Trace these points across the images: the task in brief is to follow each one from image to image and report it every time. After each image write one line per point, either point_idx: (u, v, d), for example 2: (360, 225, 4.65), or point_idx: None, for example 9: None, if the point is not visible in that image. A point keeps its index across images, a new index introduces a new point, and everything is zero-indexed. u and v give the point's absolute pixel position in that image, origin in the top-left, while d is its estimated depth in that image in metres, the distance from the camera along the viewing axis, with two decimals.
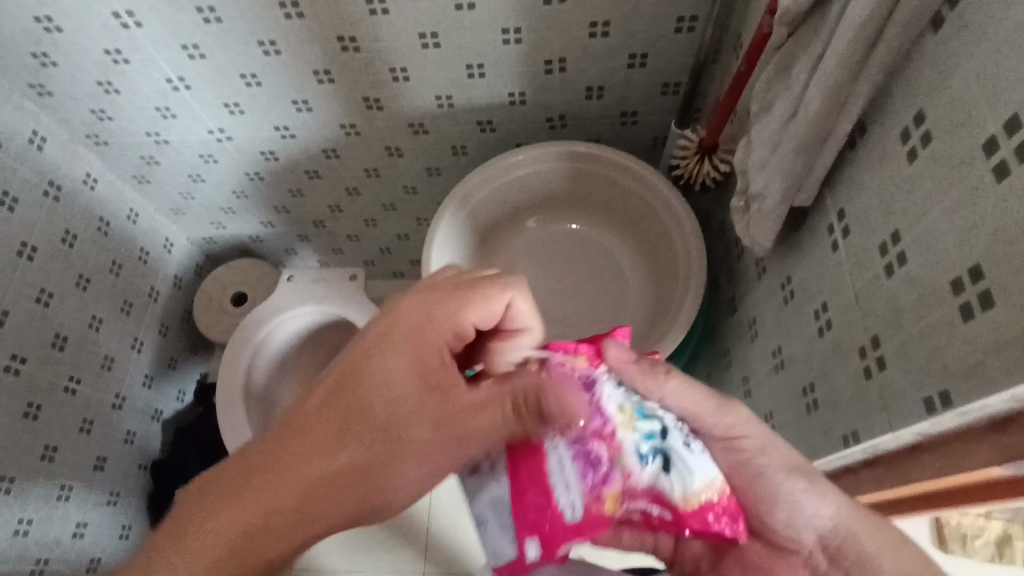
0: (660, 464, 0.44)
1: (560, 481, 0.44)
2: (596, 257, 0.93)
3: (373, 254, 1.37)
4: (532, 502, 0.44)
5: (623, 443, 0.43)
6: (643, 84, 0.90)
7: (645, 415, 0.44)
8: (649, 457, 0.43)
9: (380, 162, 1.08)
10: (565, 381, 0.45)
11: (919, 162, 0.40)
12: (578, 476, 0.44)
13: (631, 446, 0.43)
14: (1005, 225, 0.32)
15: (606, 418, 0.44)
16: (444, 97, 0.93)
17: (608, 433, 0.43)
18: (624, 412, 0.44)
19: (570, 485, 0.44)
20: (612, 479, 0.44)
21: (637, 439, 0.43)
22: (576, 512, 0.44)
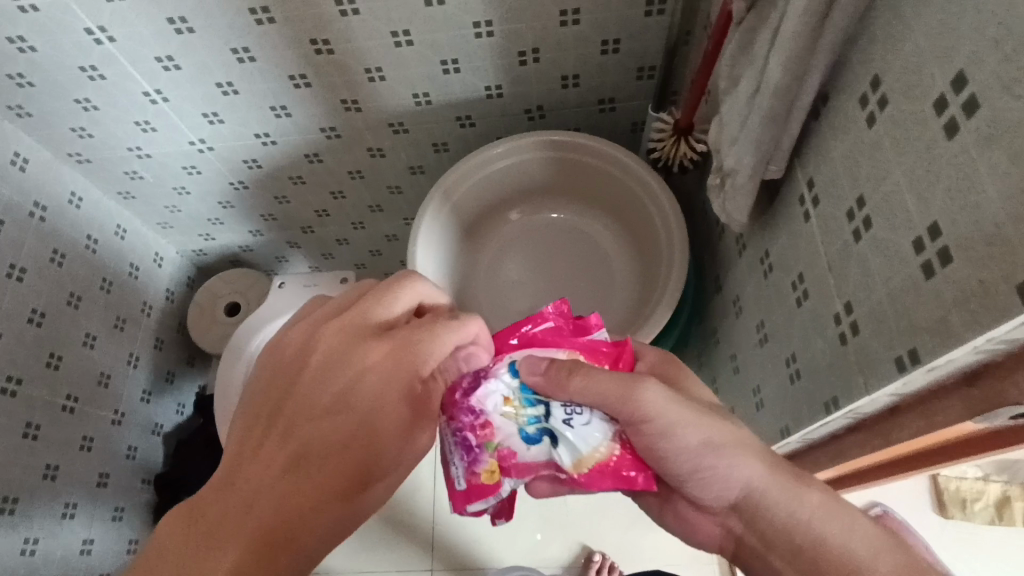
0: (548, 441, 0.49)
1: (451, 461, 0.49)
2: (581, 245, 0.93)
3: (363, 257, 1.38)
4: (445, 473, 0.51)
5: (501, 429, 0.48)
6: (618, 70, 0.91)
7: (530, 401, 0.48)
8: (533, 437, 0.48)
9: (362, 163, 1.08)
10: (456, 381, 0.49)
11: (878, 126, 0.40)
12: (460, 459, 0.48)
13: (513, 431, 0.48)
14: (958, 181, 0.33)
15: (488, 408, 0.48)
16: (421, 94, 0.94)
17: (486, 422, 0.48)
18: (507, 403, 0.48)
19: (461, 469, 0.49)
20: (486, 461, 0.48)
21: (522, 423, 0.48)
22: (461, 483, 0.48)
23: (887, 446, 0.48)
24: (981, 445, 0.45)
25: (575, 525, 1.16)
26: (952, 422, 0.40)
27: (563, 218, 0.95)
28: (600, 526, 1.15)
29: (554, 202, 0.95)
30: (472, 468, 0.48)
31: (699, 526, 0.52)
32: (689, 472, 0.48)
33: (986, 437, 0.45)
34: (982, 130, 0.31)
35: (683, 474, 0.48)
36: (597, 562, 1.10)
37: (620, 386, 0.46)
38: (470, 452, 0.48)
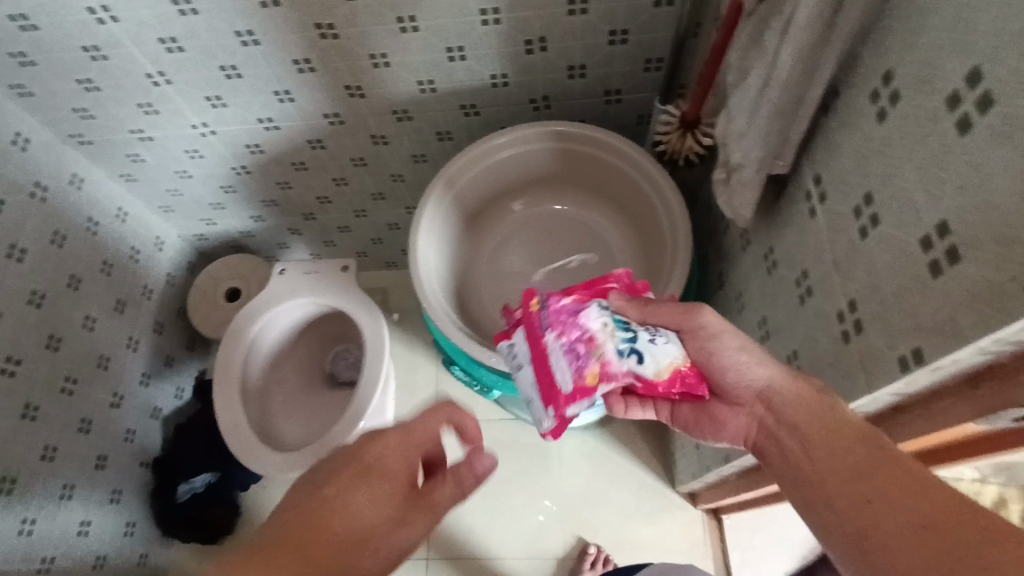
0: (635, 357, 0.52)
1: (557, 367, 0.53)
2: (584, 238, 0.93)
3: (366, 245, 1.38)
4: (542, 392, 0.54)
5: (603, 343, 0.52)
6: (626, 60, 0.90)
7: (621, 325, 0.54)
8: (627, 353, 0.52)
9: (366, 151, 1.08)
10: (560, 309, 0.55)
11: (888, 120, 0.40)
12: (568, 364, 0.52)
13: (611, 345, 0.52)
14: (968, 179, 0.32)
15: (592, 328, 0.53)
16: (425, 82, 0.93)
17: (589, 335, 0.52)
18: (606, 325, 0.53)
19: (559, 367, 0.52)
20: (589, 365, 0.51)
21: (617, 338, 0.52)
22: (567, 386, 0.52)
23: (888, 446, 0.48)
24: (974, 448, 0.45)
25: (573, 516, 1.17)
26: (955, 423, 0.40)
27: (566, 210, 0.94)
28: (595, 518, 1.16)
29: (559, 194, 0.94)
30: (578, 368, 0.51)
31: (727, 421, 0.55)
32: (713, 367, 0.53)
33: (973, 439, 0.45)
34: (995, 126, 0.30)
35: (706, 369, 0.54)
36: (591, 555, 1.10)
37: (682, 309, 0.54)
38: (577, 358, 0.52)
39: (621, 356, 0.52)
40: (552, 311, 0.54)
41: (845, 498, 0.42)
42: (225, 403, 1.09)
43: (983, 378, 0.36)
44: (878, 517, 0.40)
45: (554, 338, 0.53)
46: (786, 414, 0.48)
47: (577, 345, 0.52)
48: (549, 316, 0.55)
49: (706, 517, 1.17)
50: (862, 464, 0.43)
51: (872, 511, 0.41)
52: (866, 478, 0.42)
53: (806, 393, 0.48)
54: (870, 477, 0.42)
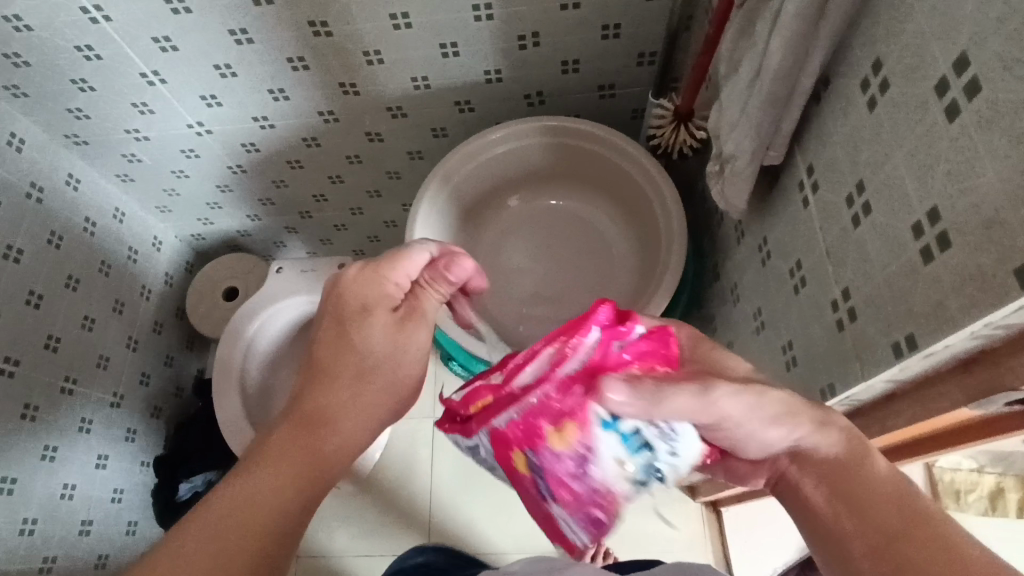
0: (657, 480, 0.43)
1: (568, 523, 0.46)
2: (581, 234, 0.93)
3: (363, 242, 1.38)
4: (549, 522, 0.48)
5: (621, 496, 0.42)
6: (619, 54, 0.90)
7: (637, 457, 0.39)
8: (646, 482, 0.42)
9: (362, 148, 1.08)
10: (556, 469, 0.40)
11: (878, 109, 0.40)
12: (585, 526, 0.45)
13: (628, 489, 0.41)
14: (957, 165, 0.32)
15: (613, 490, 0.41)
16: (419, 78, 0.93)
17: (609, 501, 0.42)
18: (618, 467, 0.39)
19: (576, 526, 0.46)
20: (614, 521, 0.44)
21: (634, 476, 0.40)
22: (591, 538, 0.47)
23: (884, 434, 0.48)
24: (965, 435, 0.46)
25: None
26: (949, 409, 0.40)
27: (562, 205, 0.94)
28: None
29: (555, 189, 0.94)
30: (602, 531, 0.45)
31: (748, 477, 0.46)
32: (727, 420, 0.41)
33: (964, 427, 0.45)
34: (982, 112, 0.30)
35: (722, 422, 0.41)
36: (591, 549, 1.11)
37: (695, 401, 0.38)
38: (598, 524, 0.44)
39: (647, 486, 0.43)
40: (554, 477, 0.41)
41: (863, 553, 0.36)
42: (224, 402, 1.09)
43: (973, 363, 0.36)
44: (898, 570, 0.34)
45: (561, 507, 0.43)
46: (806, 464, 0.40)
47: (595, 512, 0.43)
48: (546, 479, 0.41)
49: (705, 509, 1.17)
50: (887, 523, 0.36)
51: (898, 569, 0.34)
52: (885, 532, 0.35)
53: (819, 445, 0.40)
54: (899, 534, 0.35)
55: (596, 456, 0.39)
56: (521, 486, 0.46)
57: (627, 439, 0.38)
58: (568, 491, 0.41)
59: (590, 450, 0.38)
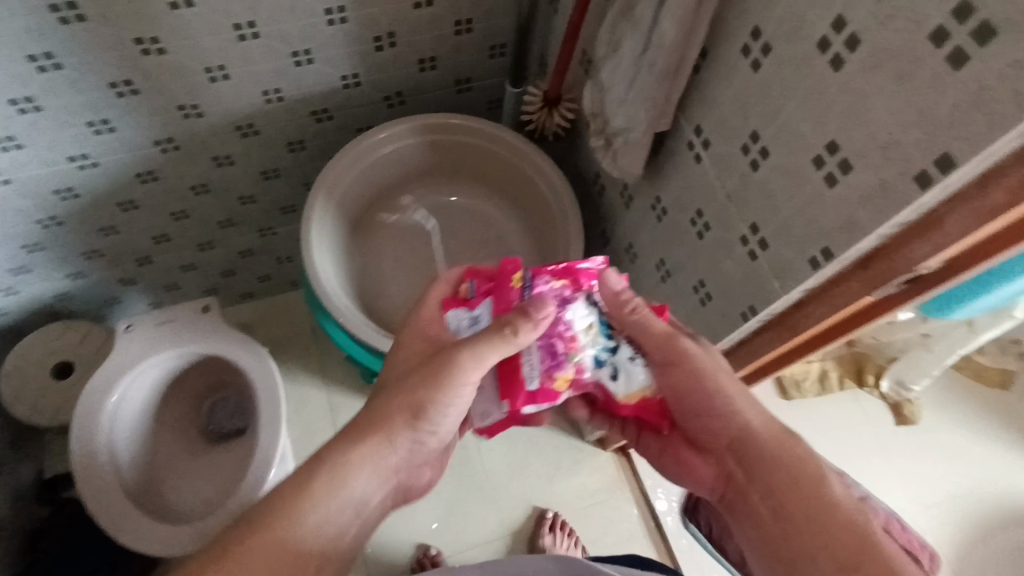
0: (609, 374, 0.53)
1: (528, 355, 0.52)
2: (478, 231, 0.93)
3: (216, 280, 1.26)
4: (508, 371, 0.54)
5: (581, 347, 0.52)
6: (472, 49, 0.93)
7: (603, 334, 0.53)
8: (602, 365, 0.53)
9: (208, 175, 0.97)
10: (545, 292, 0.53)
11: (763, 69, 0.48)
12: (541, 364, 0.52)
13: (589, 354, 0.52)
14: (848, 104, 0.41)
15: (575, 328, 0.52)
16: (271, 91, 0.87)
17: (573, 337, 0.52)
18: (590, 330, 0.53)
19: (533, 361, 0.52)
20: (566, 368, 0.52)
21: (596, 345, 0.53)
22: (533, 383, 0.52)
23: (794, 337, 0.58)
24: (847, 327, 0.56)
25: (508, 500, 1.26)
26: (852, 302, 0.50)
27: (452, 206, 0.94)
28: (538, 482, 1.29)
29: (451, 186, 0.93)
30: (551, 370, 0.52)
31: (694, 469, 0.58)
32: (697, 404, 0.55)
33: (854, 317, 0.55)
34: (864, 60, 0.39)
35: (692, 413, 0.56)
36: (549, 518, 1.22)
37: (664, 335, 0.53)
38: (553, 359, 0.52)
39: (596, 365, 0.53)
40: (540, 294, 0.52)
41: (794, 535, 0.48)
42: (94, 491, 0.94)
43: (869, 262, 0.46)
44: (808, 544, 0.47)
45: None
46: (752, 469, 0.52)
47: (554, 343, 0.52)
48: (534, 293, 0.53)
49: (616, 456, 1.33)
50: (834, 540, 0.46)
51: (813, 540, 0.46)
52: (812, 522, 0.47)
53: (793, 450, 0.52)
54: (851, 552, 0.45)
55: (579, 306, 0.53)
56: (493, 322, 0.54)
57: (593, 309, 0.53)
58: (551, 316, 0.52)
59: (575, 295, 0.53)
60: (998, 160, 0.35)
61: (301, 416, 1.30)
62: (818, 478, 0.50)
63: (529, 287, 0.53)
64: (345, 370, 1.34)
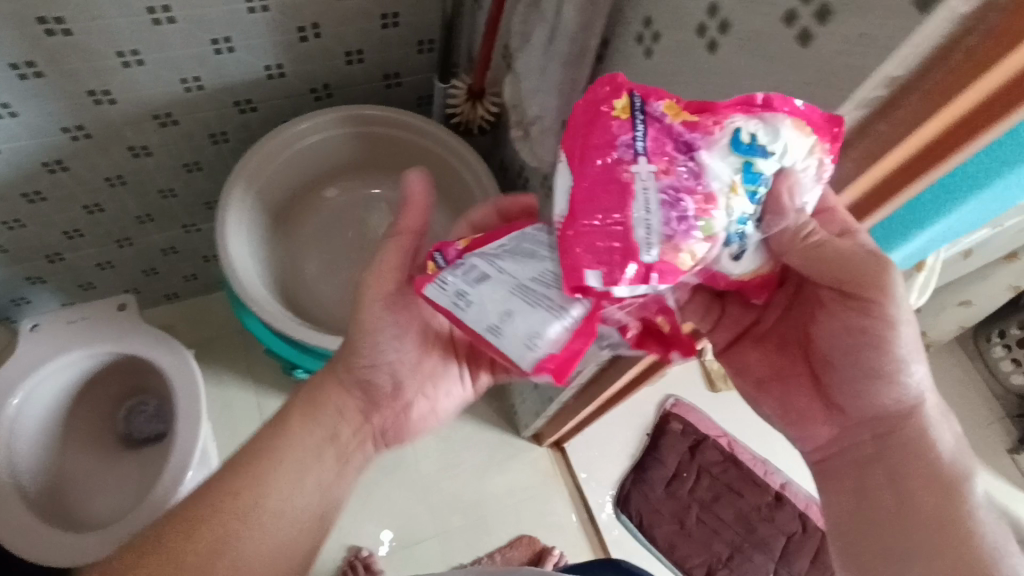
0: (731, 246, 0.40)
1: (641, 211, 0.36)
2: (404, 222, 0.92)
3: (136, 279, 1.21)
4: (597, 240, 0.37)
5: (721, 205, 0.37)
6: (400, 44, 0.94)
7: (757, 187, 0.38)
8: (732, 237, 0.39)
9: (123, 166, 0.94)
10: (666, 128, 0.38)
11: (653, 55, 0.51)
12: (662, 221, 0.36)
13: (725, 217, 0.37)
14: (720, 85, 0.44)
15: (712, 178, 0.37)
16: (190, 79, 0.85)
17: (707, 194, 0.36)
18: (733, 183, 0.37)
19: (652, 220, 0.36)
20: (694, 235, 0.37)
21: (738, 209, 0.38)
22: (651, 251, 0.36)
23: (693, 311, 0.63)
24: None
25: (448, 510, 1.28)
26: None
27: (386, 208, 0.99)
28: (526, 493, 1.31)
29: (376, 178, 0.93)
30: (682, 229, 0.36)
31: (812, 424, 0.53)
32: (859, 369, 0.48)
33: None
34: (734, 43, 0.42)
35: (848, 372, 0.49)
36: (555, 555, 1.24)
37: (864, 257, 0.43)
38: (681, 218, 0.36)
39: (726, 238, 0.39)
40: (660, 133, 0.37)
41: (907, 517, 0.47)
42: None
43: None
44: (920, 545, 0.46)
45: (649, 172, 0.37)
46: (892, 452, 0.49)
47: (683, 197, 0.36)
48: (648, 133, 0.38)
49: (552, 451, 1.35)
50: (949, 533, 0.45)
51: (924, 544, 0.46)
52: (929, 530, 0.46)
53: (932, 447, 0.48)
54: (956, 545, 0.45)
55: (720, 149, 0.37)
56: (585, 177, 0.38)
57: (747, 153, 0.36)
58: (666, 156, 0.37)
59: (709, 140, 0.37)
60: (847, 132, 0.39)
61: (229, 420, 1.26)
62: (952, 481, 0.46)
63: (639, 119, 0.38)
64: (276, 372, 1.32)
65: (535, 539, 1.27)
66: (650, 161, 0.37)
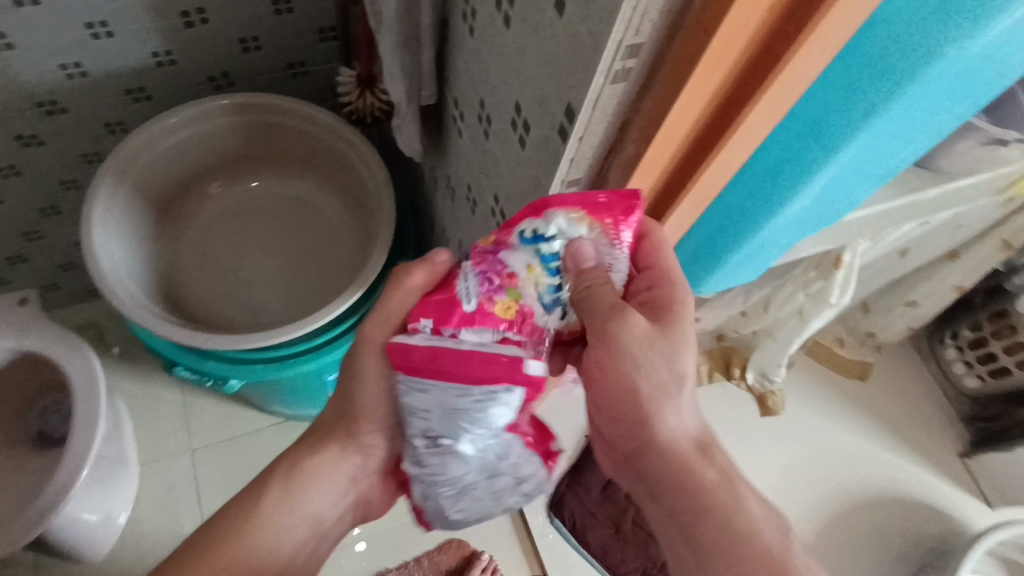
0: (557, 311, 0.43)
1: (463, 284, 0.43)
2: (295, 212, 0.91)
3: (52, 275, 1.18)
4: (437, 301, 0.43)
5: (523, 282, 0.42)
6: (298, 32, 0.90)
7: (552, 270, 0.43)
8: (549, 304, 0.43)
9: (13, 156, 0.91)
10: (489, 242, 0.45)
11: (474, 33, 0.48)
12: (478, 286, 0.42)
13: (534, 292, 0.43)
14: (516, 62, 0.42)
15: (512, 264, 0.43)
16: (70, 64, 0.82)
17: (510, 273, 0.42)
18: (530, 269, 0.43)
19: (468, 284, 0.43)
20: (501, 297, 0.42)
21: (543, 284, 0.43)
22: (471, 301, 0.42)
23: None
24: None
25: (403, 507, 1.28)
26: None
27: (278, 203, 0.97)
28: None
29: (260, 171, 0.92)
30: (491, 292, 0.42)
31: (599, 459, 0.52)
32: (621, 405, 0.46)
33: None
34: (519, 15, 0.39)
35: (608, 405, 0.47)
36: (485, 563, 1.22)
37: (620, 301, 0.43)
38: (489, 286, 0.42)
39: (545, 307, 0.43)
40: (476, 249, 0.45)
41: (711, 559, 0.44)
42: None
43: None
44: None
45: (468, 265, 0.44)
46: (676, 489, 0.45)
47: (493, 276, 0.42)
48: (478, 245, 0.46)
49: None
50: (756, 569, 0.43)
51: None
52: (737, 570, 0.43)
53: (705, 474, 0.46)
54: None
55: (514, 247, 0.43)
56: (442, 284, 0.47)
57: (530, 244, 0.43)
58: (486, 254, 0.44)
59: (505, 242, 0.44)
60: (619, 109, 0.36)
61: (151, 419, 1.23)
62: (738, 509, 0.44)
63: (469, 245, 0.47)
64: None
65: (465, 543, 1.24)
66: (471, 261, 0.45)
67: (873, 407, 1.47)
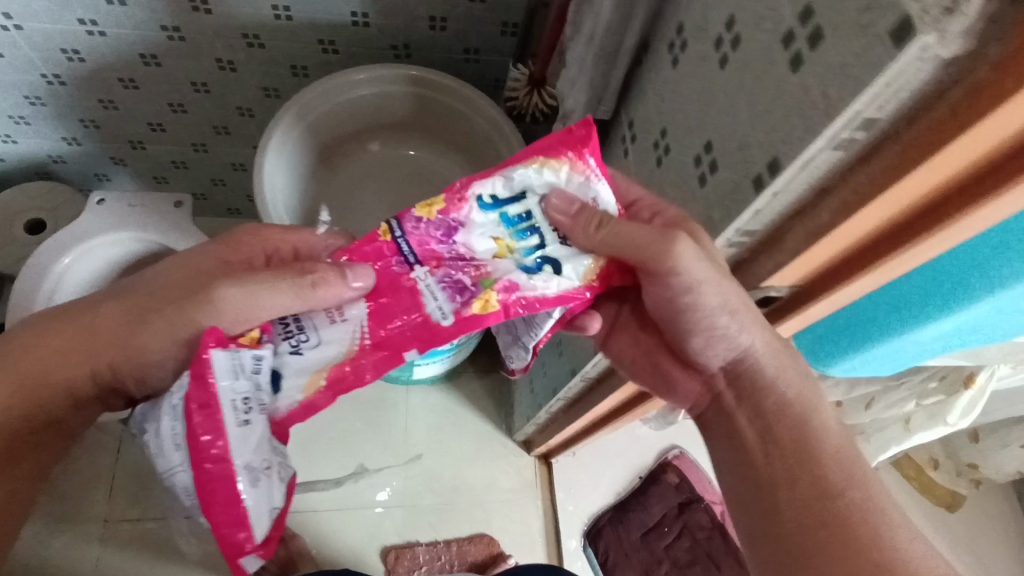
0: (550, 268, 0.50)
1: (433, 300, 0.51)
2: (436, 186, 0.96)
3: (204, 187, 1.30)
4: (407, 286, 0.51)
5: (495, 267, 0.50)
6: (483, 20, 0.94)
7: (522, 236, 0.50)
8: (535, 265, 0.50)
9: (208, 75, 1.01)
10: (424, 234, 0.51)
11: (678, 65, 0.49)
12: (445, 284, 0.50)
13: (513, 264, 0.50)
14: (720, 103, 0.42)
15: (477, 247, 0.50)
16: (280, 7, 0.90)
17: (478, 262, 0.50)
18: (501, 242, 0.51)
19: (431, 280, 0.51)
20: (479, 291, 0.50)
21: (519, 256, 0.50)
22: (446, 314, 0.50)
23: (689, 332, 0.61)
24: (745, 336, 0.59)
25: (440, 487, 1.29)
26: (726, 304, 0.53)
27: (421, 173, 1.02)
28: (503, 497, 1.29)
29: (416, 141, 0.96)
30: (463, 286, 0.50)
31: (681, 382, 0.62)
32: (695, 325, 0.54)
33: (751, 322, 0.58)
34: (740, 59, 0.39)
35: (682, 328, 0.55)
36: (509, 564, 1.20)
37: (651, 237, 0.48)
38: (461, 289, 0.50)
39: (528, 271, 0.50)
40: (418, 244, 0.51)
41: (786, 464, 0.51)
42: None
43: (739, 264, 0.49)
44: (796, 504, 0.49)
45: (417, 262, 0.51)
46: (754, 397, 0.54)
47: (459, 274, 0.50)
48: (413, 242, 0.51)
49: (539, 463, 1.32)
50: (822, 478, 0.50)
51: (806, 531, 0.48)
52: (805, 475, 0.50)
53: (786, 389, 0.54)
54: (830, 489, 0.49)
55: (471, 222, 0.50)
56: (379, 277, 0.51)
57: (492, 208, 0.50)
58: (436, 253, 0.51)
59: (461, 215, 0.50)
60: (827, 176, 0.34)
61: None
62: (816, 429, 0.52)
63: (399, 236, 0.51)
64: None
65: (495, 542, 1.24)
66: (421, 261, 0.51)
67: (954, 545, 1.33)
